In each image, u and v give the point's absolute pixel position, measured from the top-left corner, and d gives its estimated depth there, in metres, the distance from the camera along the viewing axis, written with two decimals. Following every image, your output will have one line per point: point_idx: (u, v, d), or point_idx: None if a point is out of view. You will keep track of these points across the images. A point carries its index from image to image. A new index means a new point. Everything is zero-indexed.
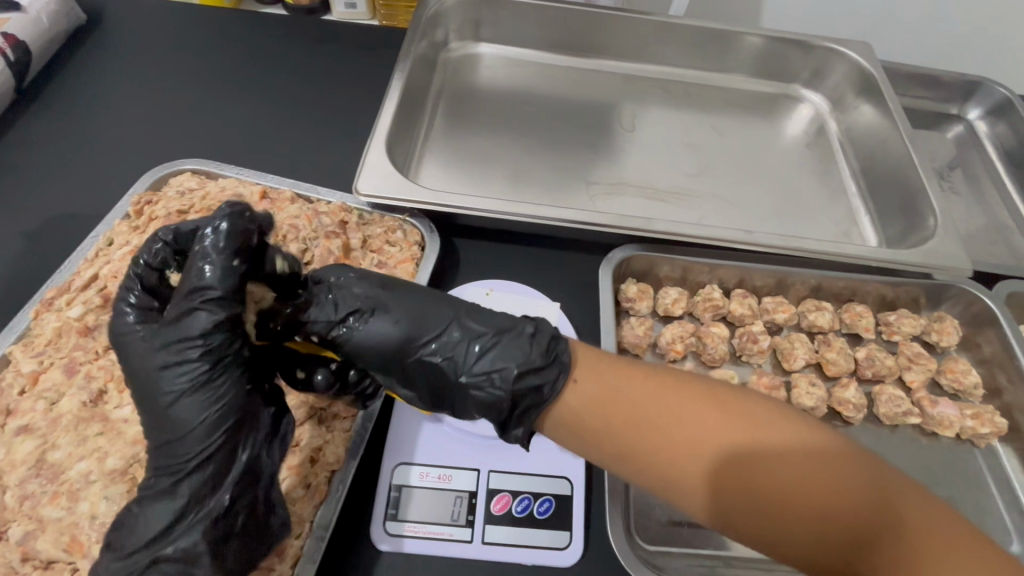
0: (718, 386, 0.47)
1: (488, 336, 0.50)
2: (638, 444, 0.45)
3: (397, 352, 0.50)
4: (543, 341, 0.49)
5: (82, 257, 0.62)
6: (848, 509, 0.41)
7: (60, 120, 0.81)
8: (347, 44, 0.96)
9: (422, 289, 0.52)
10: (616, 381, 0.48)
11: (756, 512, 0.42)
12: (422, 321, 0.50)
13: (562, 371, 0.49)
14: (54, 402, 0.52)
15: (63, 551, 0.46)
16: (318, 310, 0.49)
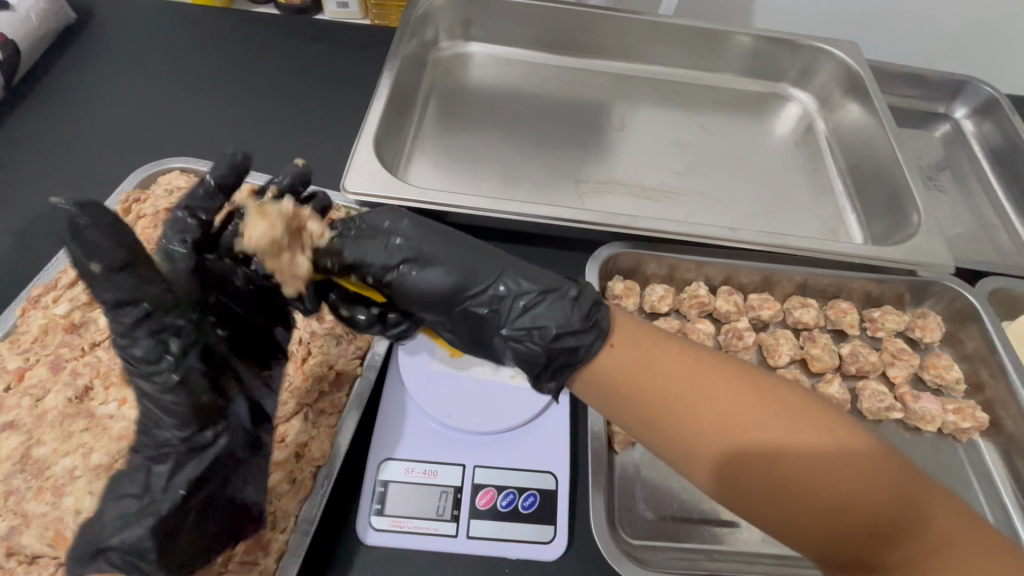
0: (752, 371, 0.46)
1: (535, 294, 0.50)
2: (673, 428, 0.45)
3: (445, 300, 0.51)
4: (585, 306, 0.49)
5: (69, 255, 0.62)
6: (874, 507, 0.42)
7: (49, 119, 0.82)
8: (338, 44, 0.97)
9: (471, 243, 0.52)
10: (652, 360, 0.47)
11: (781, 502, 0.43)
12: (469, 275, 0.50)
13: (600, 330, 0.48)
14: (40, 399, 0.52)
15: (47, 546, 0.46)
16: (375, 254, 0.50)
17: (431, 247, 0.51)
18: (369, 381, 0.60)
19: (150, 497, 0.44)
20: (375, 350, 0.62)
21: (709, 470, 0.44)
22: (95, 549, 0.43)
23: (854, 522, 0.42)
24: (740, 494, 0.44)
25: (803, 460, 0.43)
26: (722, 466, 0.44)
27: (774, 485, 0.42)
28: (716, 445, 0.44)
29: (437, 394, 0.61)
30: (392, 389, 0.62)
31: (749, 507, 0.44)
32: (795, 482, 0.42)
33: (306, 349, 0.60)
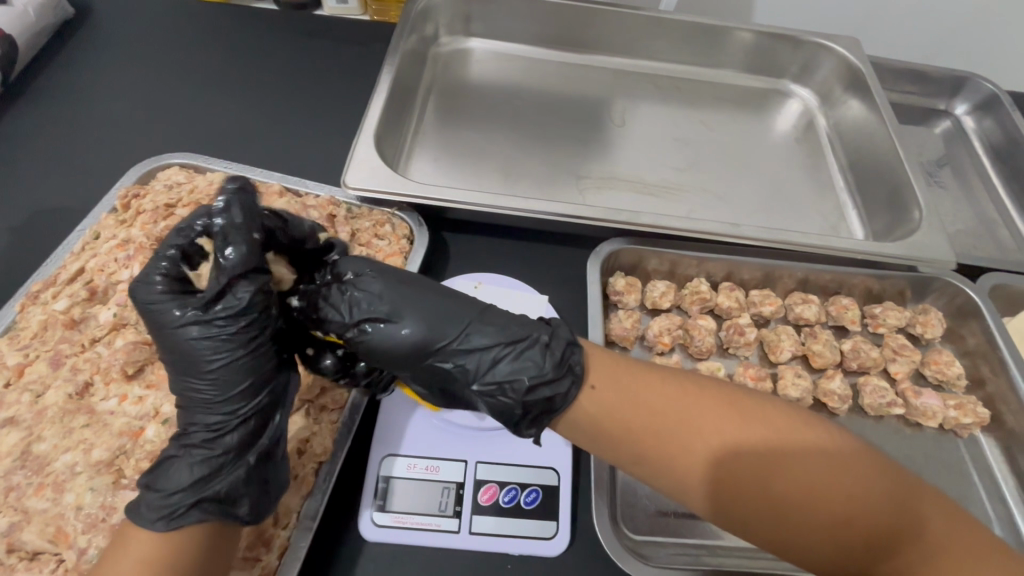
0: (737, 393, 0.48)
1: (501, 346, 0.48)
2: (667, 455, 0.46)
3: (410, 355, 0.48)
4: (557, 353, 0.48)
5: (69, 251, 0.62)
6: (871, 513, 0.43)
7: (47, 115, 0.81)
8: (338, 39, 0.96)
9: (439, 294, 0.50)
10: (640, 388, 0.48)
11: (782, 519, 0.43)
12: (437, 322, 0.48)
13: (576, 374, 0.48)
14: (39, 395, 0.52)
15: (48, 542, 0.46)
16: (333, 309, 0.49)
17: (396, 295, 0.49)
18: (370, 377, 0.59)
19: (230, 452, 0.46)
20: None
21: (704, 495, 0.45)
22: (183, 505, 0.43)
23: (852, 532, 0.43)
24: (738, 515, 0.44)
25: (797, 476, 0.43)
26: (723, 493, 0.44)
27: (772, 504, 0.43)
28: (709, 469, 0.45)
29: None
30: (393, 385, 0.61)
31: (750, 528, 0.45)
32: (792, 499, 0.43)
33: None
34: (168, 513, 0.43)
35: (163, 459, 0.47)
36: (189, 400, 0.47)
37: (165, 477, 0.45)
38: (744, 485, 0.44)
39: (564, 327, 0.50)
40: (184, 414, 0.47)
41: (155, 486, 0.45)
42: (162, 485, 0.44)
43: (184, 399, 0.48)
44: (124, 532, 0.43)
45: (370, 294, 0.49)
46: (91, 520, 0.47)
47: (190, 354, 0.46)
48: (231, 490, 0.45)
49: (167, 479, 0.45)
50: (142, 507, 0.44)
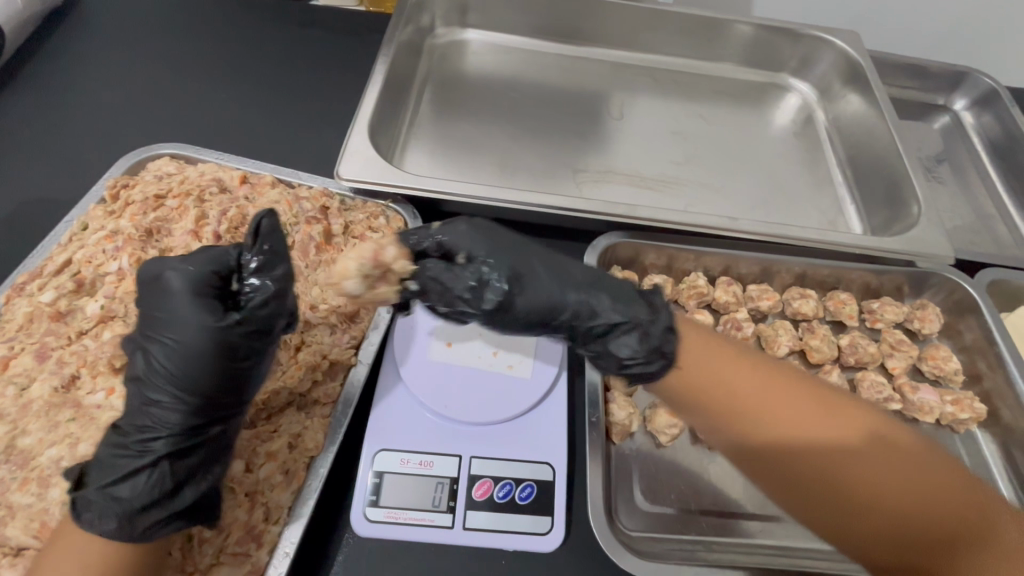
0: (822, 386, 0.50)
1: (610, 324, 0.52)
2: (746, 431, 0.48)
3: (535, 324, 0.53)
4: (655, 340, 0.51)
5: (56, 242, 0.61)
6: (938, 510, 0.45)
7: (35, 104, 0.80)
8: (332, 29, 0.95)
9: (552, 266, 0.53)
10: (730, 368, 0.50)
11: (846, 504, 0.46)
12: (555, 302, 0.52)
13: (670, 359, 0.51)
14: (24, 388, 0.51)
15: (32, 538, 0.45)
16: (460, 286, 0.51)
17: (520, 277, 0.52)
18: (363, 370, 0.58)
19: (202, 463, 0.47)
20: (369, 341, 0.60)
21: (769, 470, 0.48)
22: (157, 517, 0.44)
23: (916, 526, 0.45)
24: (802, 493, 0.47)
25: (868, 468, 0.46)
26: (792, 474, 0.47)
27: (841, 488, 0.46)
28: (779, 448, 0.47)
29: (432, 385, 0.60)
30: (387, 379, 0.61)
31: (810, 508, 0.48)
32: (861, 485, 0.46)
33: (301, 338, 0.59)
34: (144, 523, 0.43)
35: (127, 464, 0.45)
36: (165, 400, 0.46)
37: (137, 486, 0.44)
38: (813, 469, 0.47)
39: (666, 313, 0.53)
40: (153, 416, 0.46)
41: (124, 495, 0.44)
42: (133, 495, 0.44)
43: (157, 398, 0.46)
44: (80, 540, 0.42)
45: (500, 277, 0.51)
46: None
47: (187, 354, 0.46)
48: (202, 499, 0.47)
49: (139, 490, 0.44)
50: (108, 518, 0.42)
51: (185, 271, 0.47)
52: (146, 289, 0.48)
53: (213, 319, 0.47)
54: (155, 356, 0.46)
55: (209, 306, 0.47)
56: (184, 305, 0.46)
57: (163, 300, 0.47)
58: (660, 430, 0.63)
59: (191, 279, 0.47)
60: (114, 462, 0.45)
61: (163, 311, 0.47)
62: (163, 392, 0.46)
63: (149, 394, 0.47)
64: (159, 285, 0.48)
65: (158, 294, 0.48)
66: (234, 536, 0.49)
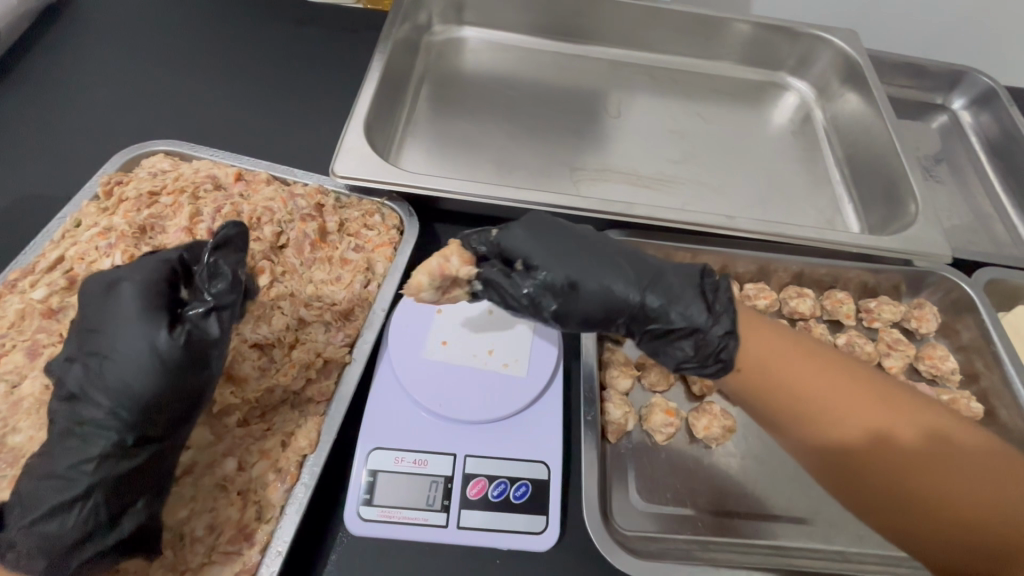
0: (893, 388, 0.49)
1: (665, 327, 0.52)
2: (817, 434, 0.48)
3: (595, 324, 0.54)
4: (711, 346, 0.50)
5: (48, 239, 0.60)
6: (1010, 526, 0.43)
7: (28, 100, 0.79)
8: (328, 26, 0.94)
9: (610, 267, 0.53)
10: (793, 364, 0.49)
11: (927, 516, 0.45)
12: (612, 304, 0.52)
13: (727, 363, 0.50)
14: (15, 385, 0.51)
15: None
16: (520, 289, 0.52)
17: (573, 281, 0.52)
18: (357, 368, 0.58)
19: (139, 490, 0.46)
20: (363, 339, 0.59)
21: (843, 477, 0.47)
22: (89, 550, 0.44)
23: (1004, 543, 0.43)
24: (878, 501, 0.46)
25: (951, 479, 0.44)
26: (851, 470, 0.47)
27: (922, 498, 0.45)
28: (851, 454, 0.47)
29: (428, 384, 0.59)
30: (381, 378, 0.60)
31: (879, 514, 0.47)
32: (945, 498, 0.44)
33: (295, 337, 0.59)
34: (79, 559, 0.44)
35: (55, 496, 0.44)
36: (99, 424, 0.45)
37: (63, 523, 0.44)
38: (877, 471, 0.46)
39: (728, 314, 0.51)
40: (86, 439, 0.45)
41: (53, 532, 0.43)
42: (62, 531, 0.44)
43: (91, 420, 0.45)
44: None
45: (552, 283, 0.52)
46: None
47: (124, 371, 0.45)
48: (138, 528, 0.46)
49: (70, 526, 0.44)
50: (42, 556, 0.43)
51: (135, 282, 0.47)
52: (96, 301, 0.48)
53: (157, 336, 0.45)
54: (94, 375, 0.46)
55: (151, 321, 0.46)
56: (130, 318, 0.46)
57: (112, 313, 0.46)
58: (655, 429, 0.63)
59: (138, 293, 0.46)
60: (39, 495, 0.44)
61: (108, 326, 0.46)
62: (98, 413, 0.45)
63: (83, 416, 0.45)
64: (112, 293, 0.47)
65: (106, 306, 0.47)
66: (226, 534, 0.49)
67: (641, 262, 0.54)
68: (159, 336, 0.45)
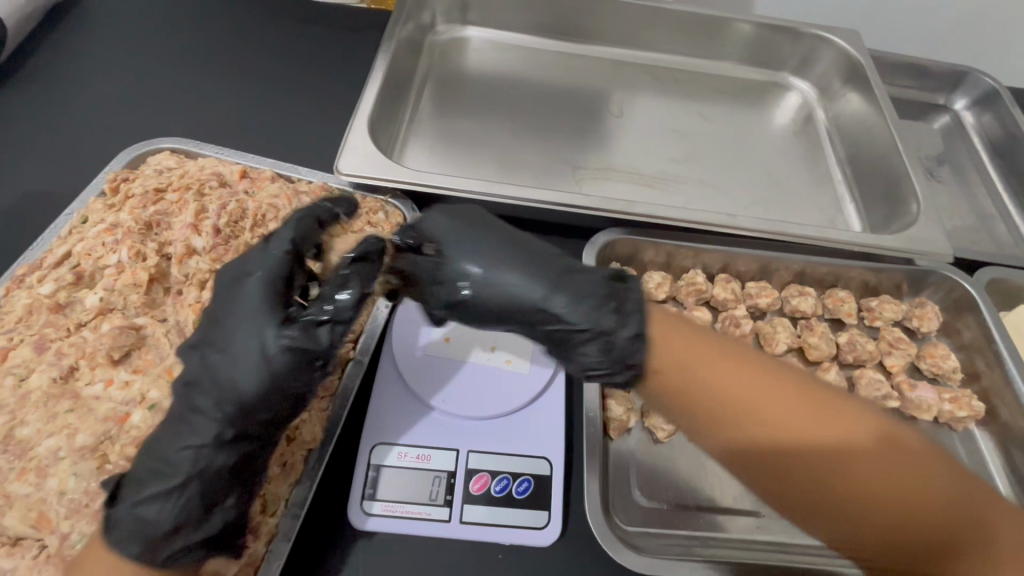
0: (808, 381, 0.48)
1: (567, 326, 0.52)
2: (732, 438, 0.48)
3: (496, 317, 0.54)
4: (616, 349, 0.51)
5: (55, 235, 0.61)
6: (923, 508, 0.44)
7: (36, 98, 0.80)
8: (333, 26, 0.95)
9: (516, 262, 0.53)
10: (704, 365, 0.49)
11: (840, 512, 0.45)
12: (511, 300, 0.52)
13: (637, 369, 0.50)
14: (23, 378, 0.51)
15: (31, 527, 0.45)
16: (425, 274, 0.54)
17: (471, 273, 0.53)
18: (362, 363, 0.59)
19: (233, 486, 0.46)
20: (367, 334, 0.60)
21: (761, 478, 0.47)
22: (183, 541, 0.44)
23: (914, 529, 0.45)
24: (796, 501, 0.47)
25: (863, 474, 0.45)
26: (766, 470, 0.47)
27: (834, 495, 0.45)
28: (766, 456, 0.47)
29: (429, 379, 0.60)
30: (384, 374, 0.61)
31: (801, 511, 0.47)
32: (857, 494, 0.45)
33: None
34: (172, 550, 0.43)
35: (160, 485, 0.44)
36: (212, 417, 0.45)
37: (165, 512, 0.43)
38: (791, 468, 0.46)
39: (637, 318, 0.51)
40: (193, 429, 0.45)
41: (153, 521, 0.43)
42: (160, 517, 0.43)
43: (200, 413, 0.46)
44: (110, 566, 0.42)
45: (452, 275, 0.53)
46: (74, 506, 0.46)
47: (241, 362, 0.46)
48: (227, 523, 0.46)
49: (169, 514, 0.43)
50: (143, 540, 0.43)
51: (262, 277, 0.47)
52: (223, 291, 0.48)
53: (270, 330, 0.46)
54: (215, 364, 0.46)
55: (270, 315, 0.46)
56: (254, 308, 0.47)
57: (236, 305, 0.47)
58: (656, 426, 0.63)
59: (264, 284, 0.47)
60: (144, 478, 0.44)
61: (234, 320, 0.47)
62: (211, 407, 0.45)
63: (196, 404, 0.46)
64: (240, 286, 0.48)
65: (232, 295, 0.48)
66: None
67: (556, 265, 0.54)
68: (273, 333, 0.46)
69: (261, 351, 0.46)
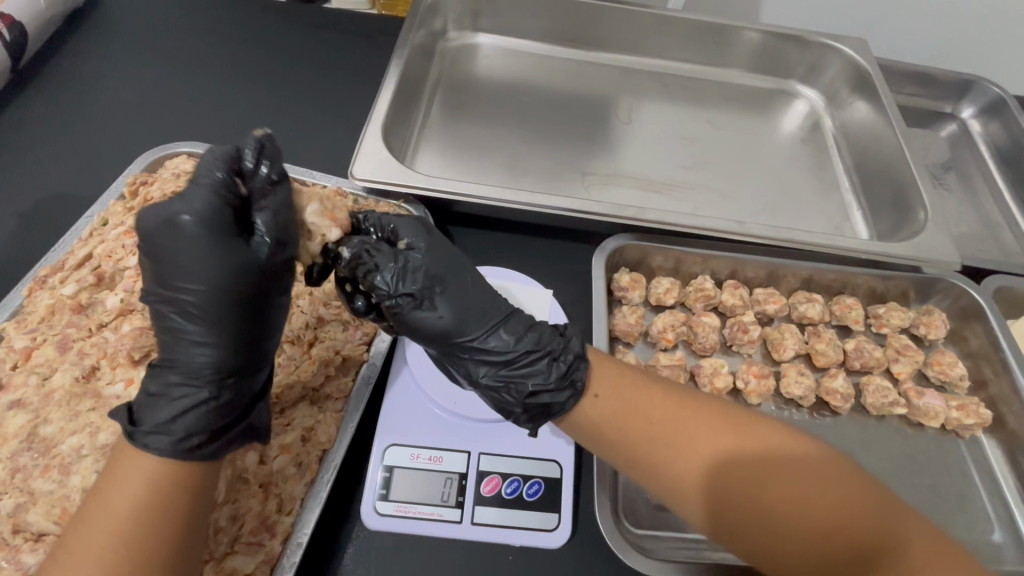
0: (732, 409, 0.51)
1: (517, 353, 0.52)
2: (654, 468, 0.49)
3: (436, 339, 0.53)
4: (564, 365, 0.52)
5: (76, 237, 0.62)
6: (855, 528, 0.45)
7: (57, 102, 0.81)
8: (347, 32, 0.97)
9: (474, 286, 0.54)
10: (635, 397, 0.51)
11: (764, 536, 0.46)
12: (461, 324, 0.52)
13: (579, 388, 0.52)
14: (46, 377, 0.52)
15: (54, 523, 0.46)
16: (383, 275, 0.51)
17: (428, 283, 0.52)
18: (375, 366, 0.60)
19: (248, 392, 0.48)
20: (380, 338, 0.62)
21: (684, 504, 0.48)
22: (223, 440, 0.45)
23: (835, 548, 0.45)
24: (724, 519, 0.47)
25: (786, 488, 0.46)
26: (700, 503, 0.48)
27: (766, 523, 0.46)
28: (690, 485, 0.48)
29: (442, 382, 0.61)
30: (396, 377, 0.62)
31: (743, 545, 0.47)
32: (779, 509, 0.46)
33: (314, 334, 0.61)
34: (214, 447, 0.45)
35: (181, 400, 0.45)
36: (207, 340, 0.46)
37: (199, 416, 0.44)
38: (724, 499, 0.47)
39: (578, 340, 0.54)
40: (198, 353, 0.46)
41: (190, 426, 0.44)
42: (199, 426, 0.44)
43: (193, 337, 0.46)
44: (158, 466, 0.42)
45: (421, 272, 0.52)
46: None
47: (212, 288, 0.46)
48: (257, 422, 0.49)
49: (208, 420, 0.44)
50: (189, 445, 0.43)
51: (194, 211, 0.45)
52: (155, 235, 0.45)
53: (233, 251, 0.46)
54: (187, 298, 0.46)
55: (227, 241, 0.46)
56: (205, 241, 0.45)
57: (177, 242, 0.45)
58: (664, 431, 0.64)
59: (204, 217, 0.45)
60: (167, 398, 0.45)
61: (182, 255, 0.45)
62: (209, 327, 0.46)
63: (190, 331, 0.46)
64: (174, 228, 0.45)
65: (169, 236, 0.45)
66: (248, 526, 0.50)
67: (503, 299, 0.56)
68: (236, 255, 0.46)
69: (231, 267, 0.46)
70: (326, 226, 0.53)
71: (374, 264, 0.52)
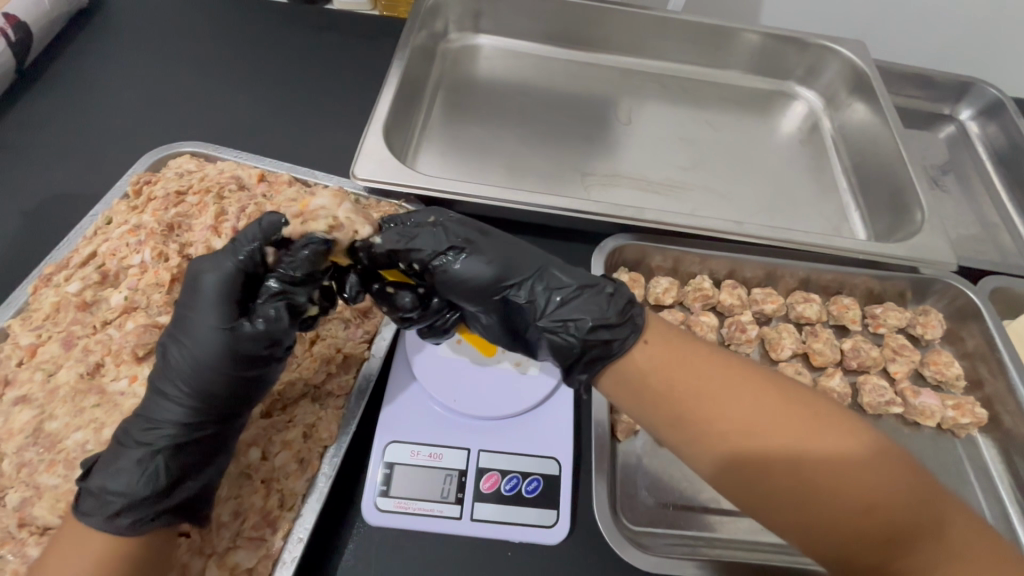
0: (777, 376, 0.51)
1: (571, 288, 0.54)
2: (701, 429, 0.49)
3: (484, 288, 0.55)
4: (621, 302, 0.54)
5: (80, 236, 0.63)
6: (895, 504, 0.45)
7: (61, 102, 0.82)
8: (348, 33, 0.97)
9: (514, 240, 0.57)
10: (682, 357, 0.52)
11: (806, 503, 0.46)
12: (508, 270, 0.55)
13: (636, 329, 0.54)
14: (52, 373, 0.53)
15: (58, 517, 0.47)
16: (423, 239, 0.55)
17: (470, 240, 0.55)
18: (376, 364, 0.60)
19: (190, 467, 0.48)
20: (381, 335, 0.62)
21: (725, 469, 0.48)
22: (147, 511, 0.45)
23: (873, 521, 0.45)
24: (748, 487, 0.47)
25: (826, 460, 0.46)
26: (744, 465, 0.47)
27: (808, 490, 0.46)
28: (735, 450, 0.47)
29: (443, 380, 0.62)
30: (398, 374, 0.62)
31: (781, 511, 0.47)
32: (823, 477, 0.46)
33: (316, 332, 0.61)
34: (136, 518, 0.45)
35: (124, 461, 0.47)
36: (181, 403, 0.49)
37: (132, 480, 0.46)
38: (768, 463, 0.47)
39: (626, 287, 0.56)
40: (161, 417, 0.48)
41: (121, 488, 0.45)
42: (130, 490, 0.45)
43: (169, 392, 0.49)
44: (96, 541, 0.44)
45: (460, 230, 0.56)
46: None
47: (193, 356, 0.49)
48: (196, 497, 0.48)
49: (135, 484, 0.45)
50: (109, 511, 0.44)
51: (213, 275, 0.50)
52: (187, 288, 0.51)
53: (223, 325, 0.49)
54: (176, 354, 0.50)
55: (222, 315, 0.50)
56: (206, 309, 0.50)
57: (190, 300, 0.50)
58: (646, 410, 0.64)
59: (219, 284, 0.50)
60: (117, 456, 0.47)
61: (190, 312, 0.50)
62: (177, 390, 0.49)
63: (162, 387, 0.49)
64: (197, 287, 0.50)
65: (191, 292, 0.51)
66: (250, 520, 0.51)
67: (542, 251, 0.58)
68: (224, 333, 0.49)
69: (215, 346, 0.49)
70: (359, 223, 0.55)
71: (415, 233, 0.55)
